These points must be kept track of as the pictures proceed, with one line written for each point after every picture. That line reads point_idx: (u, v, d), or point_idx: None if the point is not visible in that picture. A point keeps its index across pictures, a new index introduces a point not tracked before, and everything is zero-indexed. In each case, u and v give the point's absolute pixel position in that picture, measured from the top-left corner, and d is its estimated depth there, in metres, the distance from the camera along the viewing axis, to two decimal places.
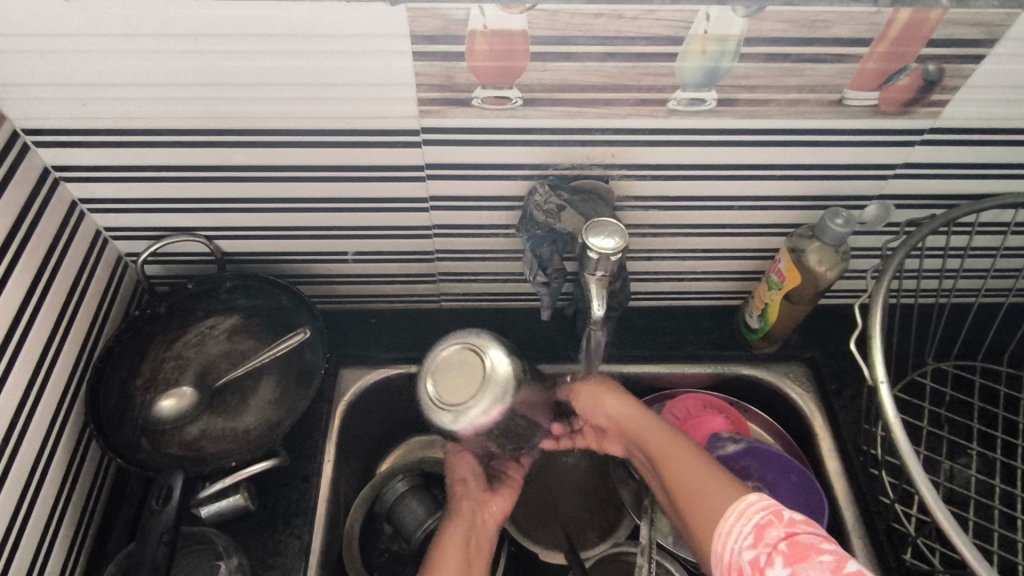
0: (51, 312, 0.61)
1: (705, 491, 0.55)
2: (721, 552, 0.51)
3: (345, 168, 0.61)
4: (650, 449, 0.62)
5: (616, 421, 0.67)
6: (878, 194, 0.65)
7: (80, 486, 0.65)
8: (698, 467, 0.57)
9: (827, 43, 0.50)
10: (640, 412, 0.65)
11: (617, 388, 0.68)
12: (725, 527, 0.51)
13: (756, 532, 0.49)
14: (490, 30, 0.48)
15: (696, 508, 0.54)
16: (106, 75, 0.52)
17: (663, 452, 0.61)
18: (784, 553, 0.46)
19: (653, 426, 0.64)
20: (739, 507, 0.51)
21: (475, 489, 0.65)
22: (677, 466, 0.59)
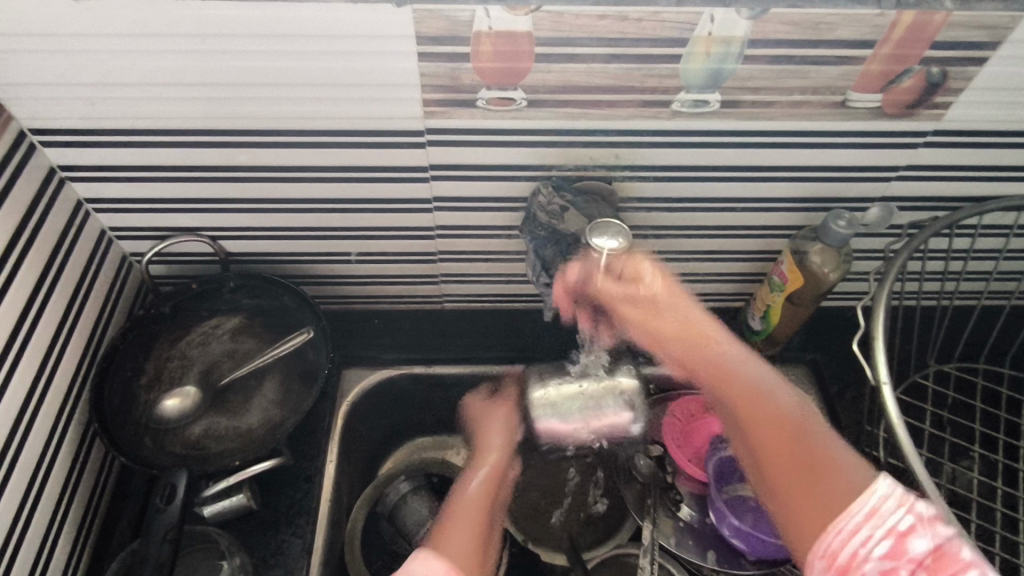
0: (57, 310, 0.61)
1: (829, 485, 0.49)
2: (834, 546, 0.47)
3: (348, 169, 0.61)
4: (742, 411, 0.56)
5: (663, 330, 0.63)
6: (881, 196, 0.66)
7: (84, 484, 0.65)
8: (791, 430, 0.53)
9: (831, 46, 0.50)
10: (734, 353, 0.59)
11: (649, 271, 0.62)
12: (838, 526, 0.47)
13: (889, 536, 0.46)
14: (495, 32, 0.48)
15: (819, 497, 0.49)
16: (113, 76, 0.52)
17: (754, 419, 0.55)
18: (930, 568, 0.44)
19: (753, 379, 0.57)
20: (871, 503, 0.47)
21: (501, 438, 0.68)
22: (770, 416, 0.54)
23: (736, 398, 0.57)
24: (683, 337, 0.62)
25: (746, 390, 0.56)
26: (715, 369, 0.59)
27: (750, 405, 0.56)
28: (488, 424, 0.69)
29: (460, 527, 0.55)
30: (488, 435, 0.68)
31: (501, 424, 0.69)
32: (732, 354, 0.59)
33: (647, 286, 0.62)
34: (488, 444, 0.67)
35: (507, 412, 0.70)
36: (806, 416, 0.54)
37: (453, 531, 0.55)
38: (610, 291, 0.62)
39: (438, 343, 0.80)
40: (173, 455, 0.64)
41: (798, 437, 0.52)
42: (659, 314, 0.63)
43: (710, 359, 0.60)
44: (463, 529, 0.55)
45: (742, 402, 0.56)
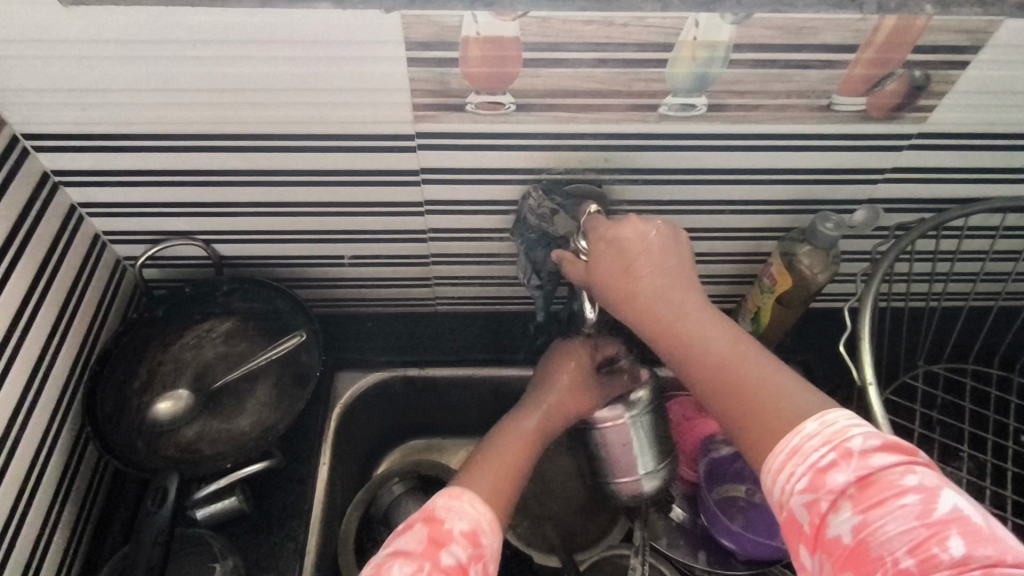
0: (49, 314, 0.61)
1: (769, 413, 0.45)
2: (768, 484, 0.43)
3: (340, 173, 0.62)
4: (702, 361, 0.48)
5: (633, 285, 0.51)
6: (868, 199, 0.66)
7: (78, 486, 0.66)
8: (727, 358, 0.48)
9: (815, 50, 0.51)
10: (662, 283, 0.51)
11: (639, 228, 0.52)
12: (778, 451, 0.43)
13: (813, 472, 0.41)
14: (483, 37, 0.49)
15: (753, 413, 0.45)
16: (105, 81, 0.53)
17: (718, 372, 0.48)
18: (853, 498, 0.39)
19: (687, 318, 0.50)
20: (794, 442, 0.43)
21: (567, 384, 0.62)
22: (706, 352, 0.48)
23: (666, 332, 0.50)
24: (626, 278, 0.52)
25: (677, 322, 0.50)
26: (652, 305, 0.51)
27: (686, 331, 0.49)
28: (560, 365, 0.63)
29: (496, 471, 0.55)
30: (558, 381, 0.62)
31: (578, 376, 0.63)
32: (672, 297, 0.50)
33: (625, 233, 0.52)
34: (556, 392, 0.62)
35: (581, 361, 0.63)
36: (742, 344, 0.48)
37: (486, 472, 0.55)
38: (602, 271, 0.53)
39: (431, 346, 0.80)
40: (166, 458, 0.64)
41: (750, 389, 0.46)
42: (614, 266, 0.52)
43: (645, 298, 0.51)
44: (492, 472, 0.55)
45: (674, 337, 0.50)
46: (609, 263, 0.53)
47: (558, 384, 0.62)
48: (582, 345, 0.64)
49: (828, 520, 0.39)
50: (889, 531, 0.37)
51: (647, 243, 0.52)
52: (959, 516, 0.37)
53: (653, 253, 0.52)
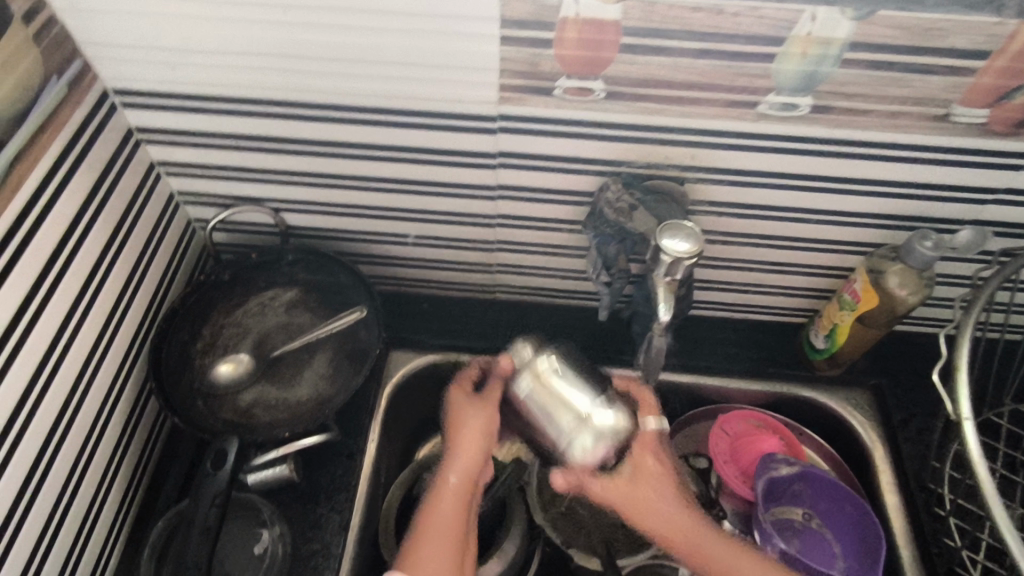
0: (125, 267, 0.62)
1: None
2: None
3: (416, 150, 0.61)
4: None
5: (665, 526, 0.59)
6: (972, 220, 0.61)
7: (138, 437, 0.67)
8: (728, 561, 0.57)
9: (939, 54, 0.47)
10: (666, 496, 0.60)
11: (659, 456, 0.61)
12: None
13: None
14: (583, 19, 0.47)
15: None
16: (195, 41, 0.53)
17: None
18: None
19: (716, 544, 0.58)
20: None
21: (475, 422, 0.63)
22: (714, 559, 0.57)
23: (700, 561, 0.58)
24: (666, 520, 0.59)
25: (688, 527, 0.59)
26: (668, 517, 0.59)
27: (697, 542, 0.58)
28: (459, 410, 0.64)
29: (444, 537, 0.57)
30: (463, 427, 0.63)
31: (478, 420, 0.63)
32: (706, 532, 0.59)
33: (653, 462, 0.60)
34: (461, 443, 0.62)
35: (473, 403, 0.64)
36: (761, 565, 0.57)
37: (431, 541, 0.56)
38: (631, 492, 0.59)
39: (487, 333, 0.79)
40: (223, 421, 0.64)
41: None
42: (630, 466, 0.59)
43: (663, 524, 0.59)
44: (442, 541, 0.56)
45: (687, 551, 0.58)
46: (636, 491, 0.59)
47: (462, 438, 0.63)
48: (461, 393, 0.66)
49: None
50: None
51: (660, 458, 0.60)
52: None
53: (654, 467, 0.60)
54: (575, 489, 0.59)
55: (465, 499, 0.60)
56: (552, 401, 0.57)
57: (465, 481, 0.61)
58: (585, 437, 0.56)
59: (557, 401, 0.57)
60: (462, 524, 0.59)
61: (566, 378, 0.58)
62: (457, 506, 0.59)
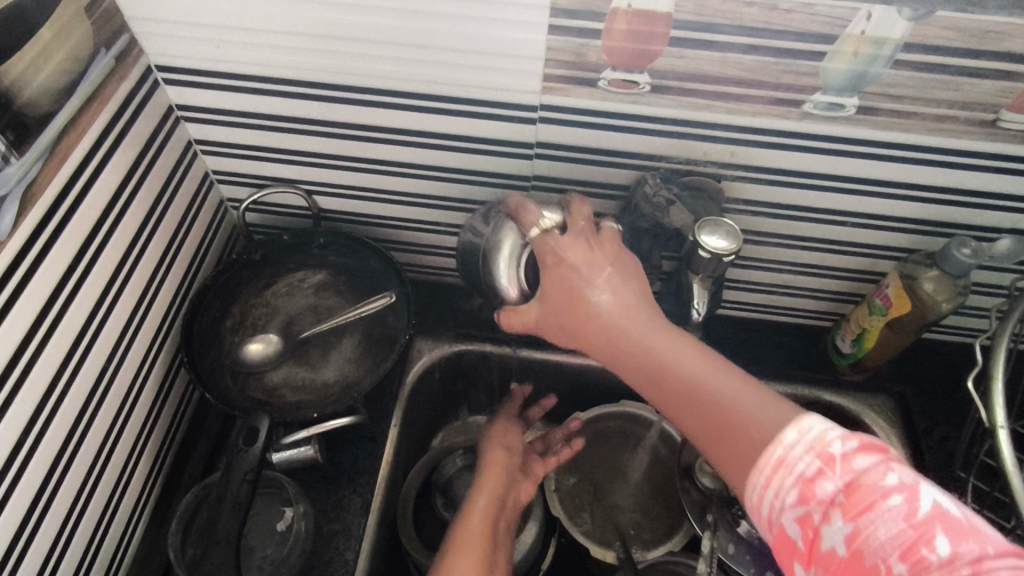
0: (161, 242, 0.63)
1: (743, 419, 0.43)
2: (756, 497, 0.40)
3: (453, 137, 0.61)
4: (654, 369, 0.48)
5: (589, 327, 0.51)
6: (1010, 228, 0.61)
7: (166, 412, 0.67)
8: (724, 406, 0.44)
9: (994, 58, 0.46)
10: (619, 281, 0.51)
11: (580, 250, 0.52)
12: (762, 464, 0.40)
13: (813, 472, 0.38)
14: (633, 10, 0.46)
15: (735, 434, 0.43)
16: (242, 20, 0.53)
17: (690, 389, 0.46)
18: (842, 507, 0.36)
19: (656, 354, 0.48)
20: (780, 451, 0.39)
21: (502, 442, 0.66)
22: (700, 412, 0.45)
23: (619, 353, 0.50)
24: (599, 331, 0.50)
25: (670, 383, 0.47)
26: (634, 361, 0.49)
27: (672, 383, 0.47)
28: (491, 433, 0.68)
29: (468, 561, 0.53)
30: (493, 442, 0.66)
31: (508, 442, 0.67)
32: (636, 335, 0.49)
33: (573, 269, 0.51)
34: (493, 464, 0.63)
35: (508, 430, 0.68)
36: (700, 362, 0.47)
37: (456, 565, 0.52)
38: (558, 315, 0.52)
39: None
40: (251, 399, 0.65)
41: (717, 408, 0.45)
42: (559, 289, 0.51)
43: (605, 335, 0.50)
44: (472, 556, 0.53)
45: (664, 392, 0.48)
46: (564, 299, 0.51)
47: (496, 457, 0.64)
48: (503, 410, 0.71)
49: (822, 533, 0.37)
50: (882, 536, 0.34)
51: (603, 270, 0.51)
52: (941, 513, 0.34)
53: (605, 305, 0.50)
54: (527, 330, 0.55)
55: (494, 515, 0.58)
56: (497, 233, 0.58)
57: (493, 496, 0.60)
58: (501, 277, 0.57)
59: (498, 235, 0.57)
60: (488, 535, 0.56)
61: (487, 232, 0.59)
62: (484, 521, 0.57)
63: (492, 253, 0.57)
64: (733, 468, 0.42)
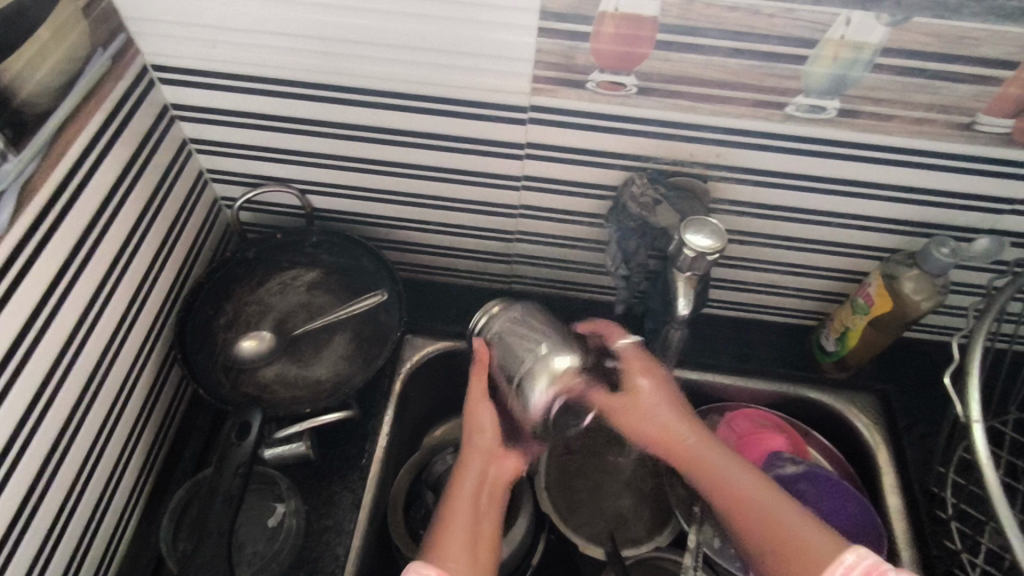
0: (155, 240, 0.63)
1: (798, 538, 0.49)
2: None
3: (445, 138, 0.62)
4: (718, 487, 0.56)
5: (654, 434, 0.61)
6: (988, 229, 0.62)
7: (160, 408, 0.68)
8: (777, 522, 0.51)
9: (970, 63, 0.48)
10: (682, 414, 0.62)
11: (656, 383, 0.63)
12: None
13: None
14: (621, 14, 0.48)
15: (798, 557, 0.48)
16: (238, 21, 0.54)
17: (744, 512, 0.53)
18: None
19: (715, 469, 0.57)
20: (841, 569, 0.46)
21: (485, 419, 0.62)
22: (753, 530, 0.52)
23: (692, 471, 0.58)
24: (672, 442, 0.60)
25: (742, 511, 0.53)
26: (722, 493, 0.55)
27: (737, 499, 0.54)
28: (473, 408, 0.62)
29: (458, 539, 0.54)
30: (473, 423, 0.62)
31: (490, 417, 0.62)
32: (704, 456, 0.58)
33: (648, 393, 0.62)
34: (474, 446, 0.61)
35: (483, 400, 0.62)
36: (753, 483, 0.55)
37: (445, 548, 0.53)
38: (640, 431, 0.62)
39: None
40: (244, 396, 0.65)
41: (774, 528, 0.51)
42: (635, 415, 0.62)
43: (691, 460, 0.58)
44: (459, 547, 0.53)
45: (733, 518, 0.54)
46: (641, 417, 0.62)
47: (478, 438, 0.61)
48: (474, 379, 0.62)
49: None
50: None
51: (665, 403, 0.62)
52: None
53: (693, 436, 0.60)
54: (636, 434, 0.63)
55: (478, 500, 0.58)
56: (523, 350, 0.58)
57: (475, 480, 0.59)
58: (539, 385, 0.56)
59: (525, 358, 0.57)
60: (473, 520, 0.56)
61: (526, 342, 0.58)
62: (469, 507, 0.57)
63: (528, 374, 0.56)
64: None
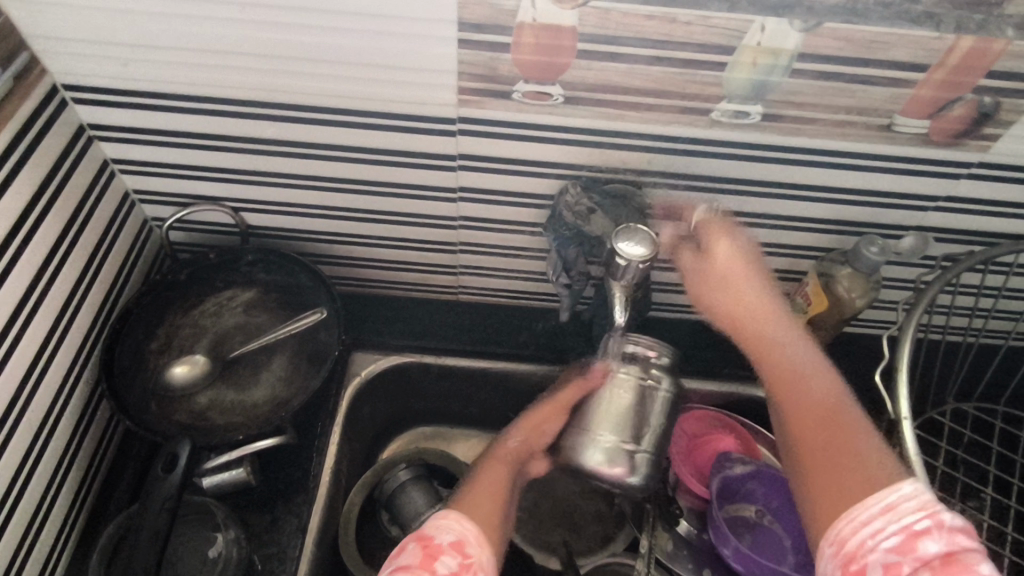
0: (75, 267, 0.61)
1: (856, 457, 0.47)
2: (845, 533, 0.44)
3: (377, 152, 0.61)
4: (806, 391, 0.53)
5: (738, 320, 0.58)
6: (916, 225, 0.64)
7: (90, 440, 0.65)
8: (855, 458, 0.48)
9: (883, 66, 0.49)
10: (778, 325, 0.57)
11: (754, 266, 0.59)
12: (871, 501, 0.44)
13: (904, 534, 0.42)
14: (539, 24, 0.47)
15: (844, 470, 0.47)
16: (149, 37, 0.52)
17: (820, 430, 0.50)
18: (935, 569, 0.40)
19: (800, 367, 0.54)
20: (890, 498, 0.43)
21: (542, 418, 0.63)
22: (823, 451, 0.49)
23: (778, 371, 0.54)
24: (762, 325, 0.57)
25: (813, 417, 0.51)
26: (803, 410, 0.52)
27: (818, 433, 0.50)
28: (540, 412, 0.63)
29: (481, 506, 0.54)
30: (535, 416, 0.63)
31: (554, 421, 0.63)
32: (796, 353, 0.55)
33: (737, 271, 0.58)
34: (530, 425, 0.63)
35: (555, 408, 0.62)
36: (839, 398, 0.52)
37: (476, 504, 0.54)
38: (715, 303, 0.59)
39: (449, 334, 0.79)
40: (178, 424, 0.63)
41: (841, 444, 0.49)
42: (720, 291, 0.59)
43: (766, 346, 0.56)
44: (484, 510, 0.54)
45: (803, 426, 0.51)
46: (721, 291, 0.59)
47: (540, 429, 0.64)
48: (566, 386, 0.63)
49: None
50: None
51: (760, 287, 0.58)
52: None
53: (786, 330, 0.56)
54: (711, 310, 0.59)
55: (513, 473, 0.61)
56: (609, 415, 0.57)
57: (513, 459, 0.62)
58: (598, 455, 0.56)
59: (602, 421, 0.57)
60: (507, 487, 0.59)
61: (627, 414, 0.57)
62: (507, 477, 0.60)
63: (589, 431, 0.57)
64: (825, 502, 0.46)
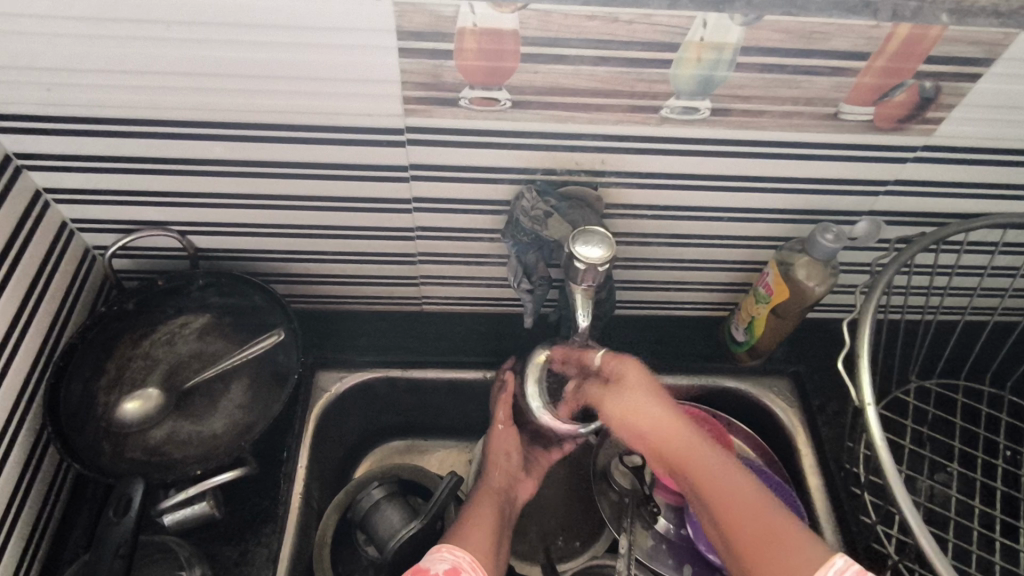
0: (12, 304, 0.58)
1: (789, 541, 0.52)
2: None
3: (325, 167, 0.59)
4: (715, 482, 0.59)
5: (648, 424, 0.65)
6: (868, 210, 0.65)
7: (39, 486, 0.62)
8: (768, 526, 0.54)
9: (825, 56, 0.49)
10: (686, 431, 0.63)
11: (647, 385, 0.67)
12: None
13: None
14: (479, 29, 0.46)
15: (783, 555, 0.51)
16: (74, 61, 0.49)
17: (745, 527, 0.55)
18: None
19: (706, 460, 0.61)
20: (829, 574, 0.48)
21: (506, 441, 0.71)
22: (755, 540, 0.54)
23: (695, 475, 0.61)
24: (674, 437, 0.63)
25: (732, 504, 0.57)
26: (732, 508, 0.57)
27: (742, 514, 0.56)
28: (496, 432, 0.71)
29: (482, 535, 0.61)
30: (500, 444, 0.71)
31: (513, 444, 0.71)
32: (701, 454, 0.62)
33: (637, 375, 0.67)
34: (496, 465, 0.70)
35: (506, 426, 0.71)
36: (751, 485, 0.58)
37: (477, 527, 0.61)
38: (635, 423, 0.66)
39: (415, 347, 0.78)
40: (132, 463, 0.61)
41: (759, 523, 0.54)
42: (627, 401, 0.66)
43: (675, 442, 0.63)
44: (483, 538, 0.60)
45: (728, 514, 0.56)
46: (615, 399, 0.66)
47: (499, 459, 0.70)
48: (501, 410, 0.71)
49: None
50: None
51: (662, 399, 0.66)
52: None
53: (681, 423, 0.64)
54: (635, 423, 0.66)
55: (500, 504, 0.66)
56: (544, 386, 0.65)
57: (501, 486, 0.68)
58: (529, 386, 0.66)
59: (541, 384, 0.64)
60: (499, 514, 0.65)
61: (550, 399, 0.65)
62: (494, 502, 0.66)
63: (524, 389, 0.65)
64: None
